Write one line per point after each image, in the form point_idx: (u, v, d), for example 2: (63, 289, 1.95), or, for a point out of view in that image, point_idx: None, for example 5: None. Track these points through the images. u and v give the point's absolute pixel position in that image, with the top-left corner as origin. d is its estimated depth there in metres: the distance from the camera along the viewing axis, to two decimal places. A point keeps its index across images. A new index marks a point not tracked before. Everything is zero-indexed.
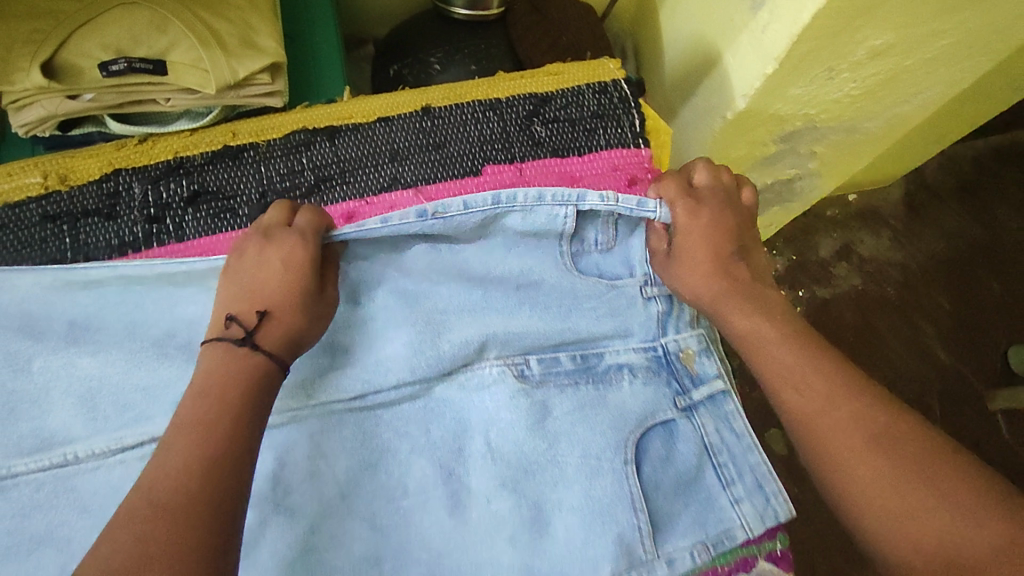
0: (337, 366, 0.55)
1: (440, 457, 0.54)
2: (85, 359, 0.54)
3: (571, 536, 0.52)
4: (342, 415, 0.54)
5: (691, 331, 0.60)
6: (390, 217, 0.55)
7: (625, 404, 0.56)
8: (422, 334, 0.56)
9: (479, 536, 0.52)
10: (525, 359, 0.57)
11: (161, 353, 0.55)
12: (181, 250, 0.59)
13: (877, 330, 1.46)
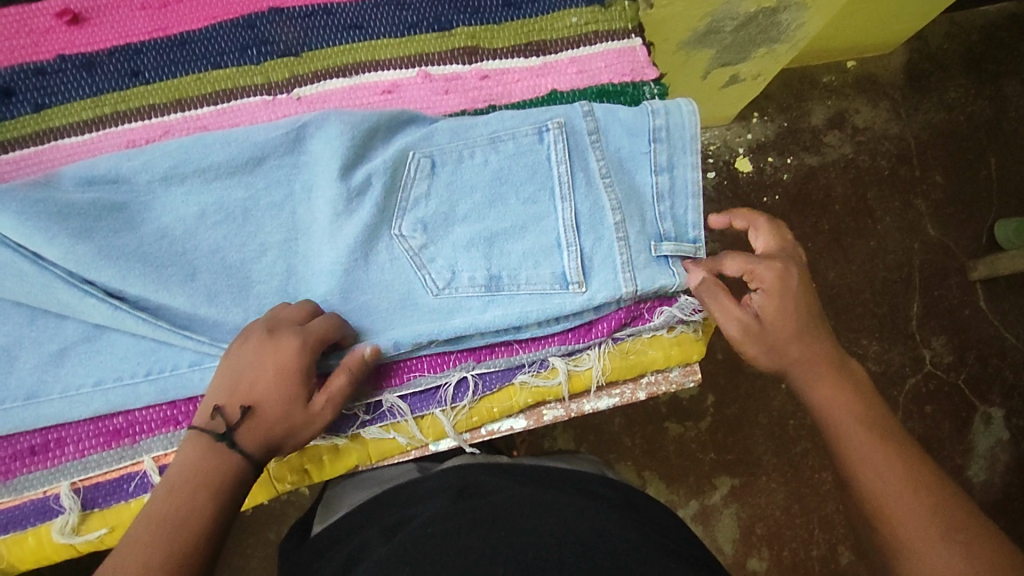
0: (272, 158, 0.51)
1: (392, 233, 0.52)
2: (21, 194, 0.48)
3: (513, 307, 0.51)
4: (280, 199, 0.51)
5: (666, 134, 0.53)
6: (402, 342, 0.50)
7: (586, 197, 0.52)
8: (365, 140, 0.51)
9: (429, 310, 0.51)
10: (476, 150, 0.52)
11: (109, 196, 0.49)
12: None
13: (868, 206, 1.29)
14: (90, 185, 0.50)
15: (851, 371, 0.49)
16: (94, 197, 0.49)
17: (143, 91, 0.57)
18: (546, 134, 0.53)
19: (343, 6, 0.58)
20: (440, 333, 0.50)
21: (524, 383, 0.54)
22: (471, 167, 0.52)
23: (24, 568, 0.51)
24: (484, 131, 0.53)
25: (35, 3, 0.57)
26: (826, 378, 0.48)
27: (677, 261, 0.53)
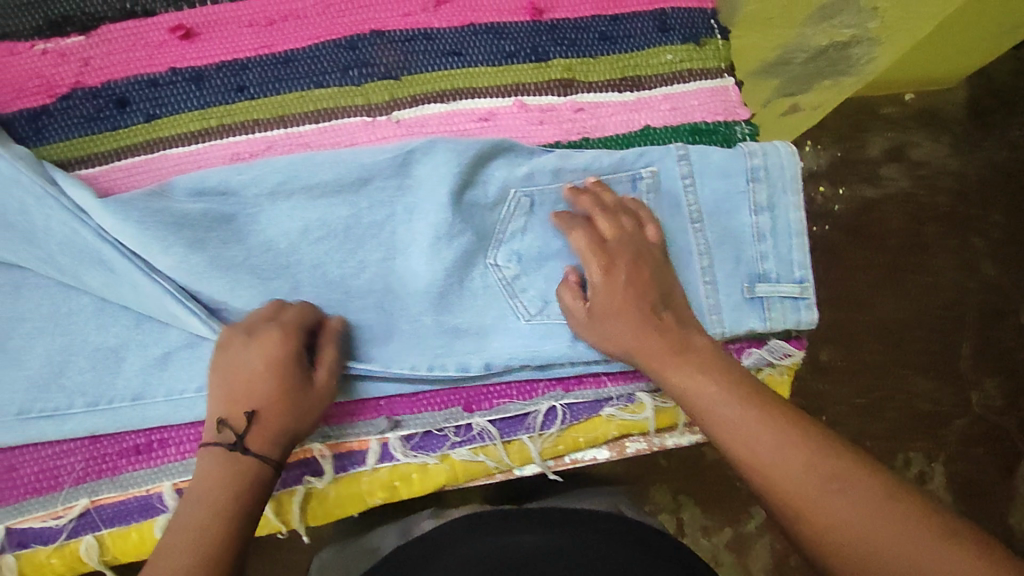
0: (371, 179, 0.52)
1: (486, 259, 0.54)
2: (140, 204, 0.50)
3: None
4: (381, 221, 0.53)
5: (763, 178, 0.52)
6: (492, 361, 0.53)
7: (677, 237, 0.53)
8: (462, 170, 0.52)
9: (518, 334, 0.53)
10: (573, 186, 0.53)
11: (221, 208, 0.51)
12: (232, 10, 0.59)
13: (922, 241, 1.27)
14: (201, 195, 0.51)
15: (699, 346, 0.48)
16: (200, 211, 0.51)
17: (247, 106, 0.58)
18: (639, 182, 0.53)
19: (443, 33, 0.60)
20: (532, 360, 0.53)
21: (611, 416, 0.55)
22: (567, 208, 0.54)
23: (127, 561, 0.53)
24: (581, 168, 0.53)
25: (150, 17, 0.59)
26: (682, 361, 0.47)
27: (775, 303, 0.52)
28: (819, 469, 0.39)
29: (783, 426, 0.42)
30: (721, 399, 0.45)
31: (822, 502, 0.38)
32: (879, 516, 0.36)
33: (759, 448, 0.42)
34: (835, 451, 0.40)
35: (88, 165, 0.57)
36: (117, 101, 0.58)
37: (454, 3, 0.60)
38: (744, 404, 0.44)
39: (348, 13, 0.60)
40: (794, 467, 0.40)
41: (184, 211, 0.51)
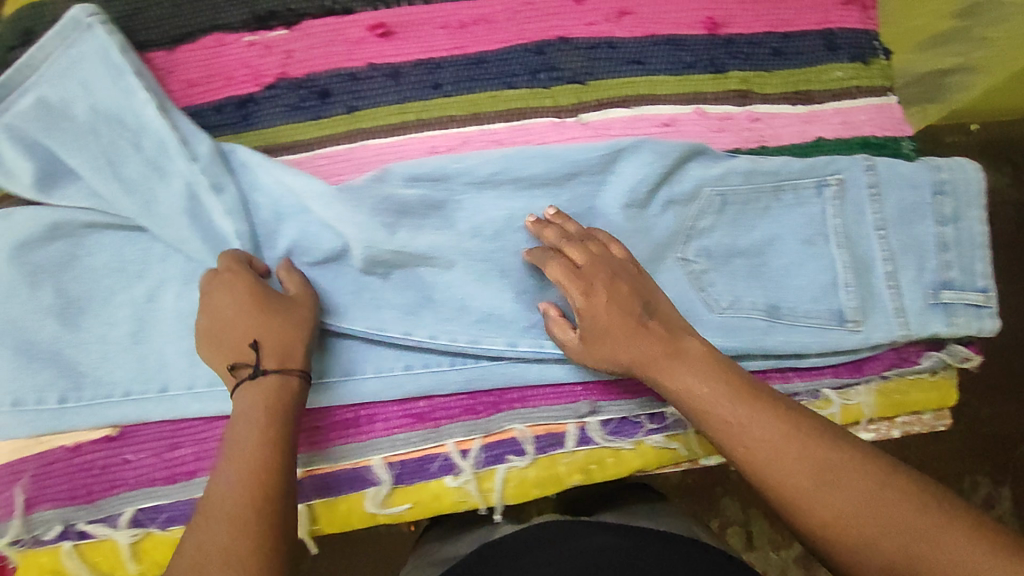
0: (576, 174, 0.55)
1: (676, 253, 0.57)
2: (367, 190, 0.54)
3: (792, 338, 0.55)
4: (583, 214, 0.56)
5: (947, 194, 0.56)
6: None
7: (862, 243, 0.56)
8: (661, 169, 0.55)
9: (711, 328, 0.55)
10: (767, 192, 0.57)
11: (438, 195, 0.54)
12: (427, 12, 0.62)
13: None
14: (419, 180, 0.54)
15: (695, 349, 0.49)
16: (418, 196, 0.54)
17: (444, 102, 0.60)
18: (825, 189, 0.57)
19: (625, 42, 0.63)
20: (726, 348, 0.54)
21: None
22: (756, 209, 0.57)
23: (332, 530, 0.54)
24: (773, 175, 0.57)
25: (349, 15, 0.62)
26: (677, 367, 0.48)
27: (962, 309, 0.55)
28: (814, 461, 0.42)
29: (774, 419, 0.44)
30: (711, 398, 0.46)
31: (816, 493, 0.41)
32: (867, 501, 0.40)
33: (750, 442, 0.44)
34: (820, 443, 0.43)
35: (292, 151, 0.59)
36: (319, 92, 0.60)
37: (636, 14, 0.64)
38: (740, 401, 0.45)
39: (536, 20, 0.63)
40: (784, 460, 0.42)
41: (406, 199, 0.54)
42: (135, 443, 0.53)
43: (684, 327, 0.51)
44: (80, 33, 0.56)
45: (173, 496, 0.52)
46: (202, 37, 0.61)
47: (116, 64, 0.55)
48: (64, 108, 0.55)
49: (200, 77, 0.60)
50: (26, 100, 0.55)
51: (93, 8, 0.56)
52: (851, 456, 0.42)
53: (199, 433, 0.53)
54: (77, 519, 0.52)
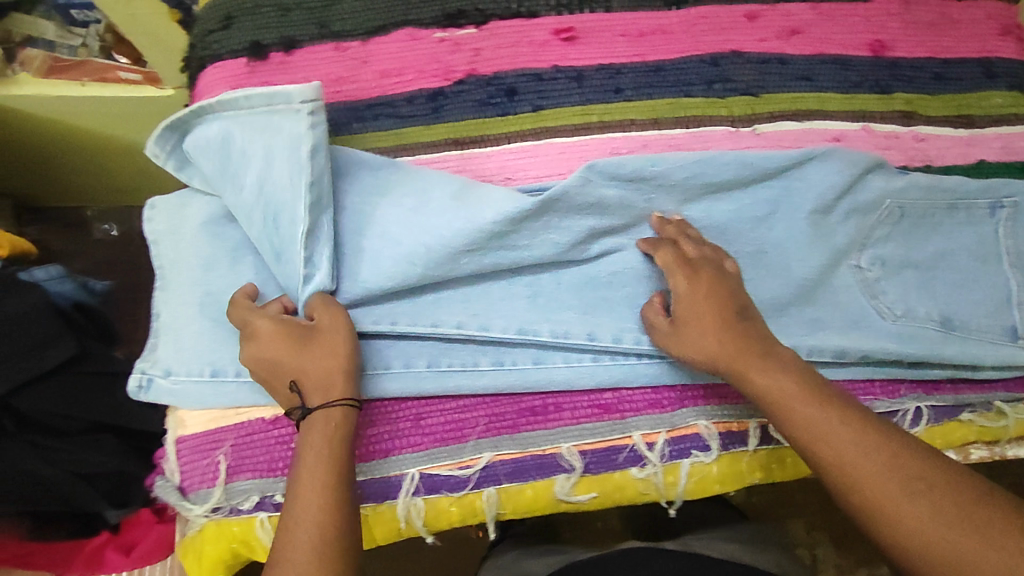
0: (761, 179, 0.57)
1: (852, 261, 0.59)
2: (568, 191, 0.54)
3: (971, 350, 0.57)
4: (767, 219, 0.58)
5: None
6: (867, 351, 0.56)
7: None
8: (846, 181, 0.58)
9: (889, 334, 0.57)
10: (945, 208, 0.60)
11: (637, 191, 0.56)
12: (608, 19, 0.65)
13: None
14: (614, 176, 0.55)
15: (783, 355, 0.50)
16: (613, 193, 0.55)
17: (625, 106, 0.63)
18: (999, 210, 0.60)
19: (795, 59, 0.66)
20: (906, 353, 0.56)
21: (971, 421, 0.58)
22: (933, 225, 0.60)
23: (519, 516, 0.55)
24: (950, 194, 0.59)
25: (534, 18, 0.64)
26: (763, 365, 0.49)
27: None
28: (902, 472, 0.43)
29: (862, 425, 0.45)
30: (799, 397, 0.47)
31: (901, 502, 0.42)
32: (952, 514, 0.42)
33: (834, 445, 0.45)
34: (904, 453, 0.44)
35: (479, 145, 0.61)
36: (506, 90, 0.62)
37: (805, 34, 0.66)
38: (831, 405, 0.46)
39: (711, 33, 0.66)
40: (869, 466, 0.44)
41: (603, 195, 0.55)
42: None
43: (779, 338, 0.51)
44: (286, 109, 0.52)
45: (368, 475, 0.53)
46: (394, 31, 0.62)
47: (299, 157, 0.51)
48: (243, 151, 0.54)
49: (393, 68, 0.62)
50: (213, 130, 0.54)
51: (308, 90, 0.51)
52: (942, 470, 0.44)
53: (393, 412, 0.54)
54: (275, 492, 0.52)
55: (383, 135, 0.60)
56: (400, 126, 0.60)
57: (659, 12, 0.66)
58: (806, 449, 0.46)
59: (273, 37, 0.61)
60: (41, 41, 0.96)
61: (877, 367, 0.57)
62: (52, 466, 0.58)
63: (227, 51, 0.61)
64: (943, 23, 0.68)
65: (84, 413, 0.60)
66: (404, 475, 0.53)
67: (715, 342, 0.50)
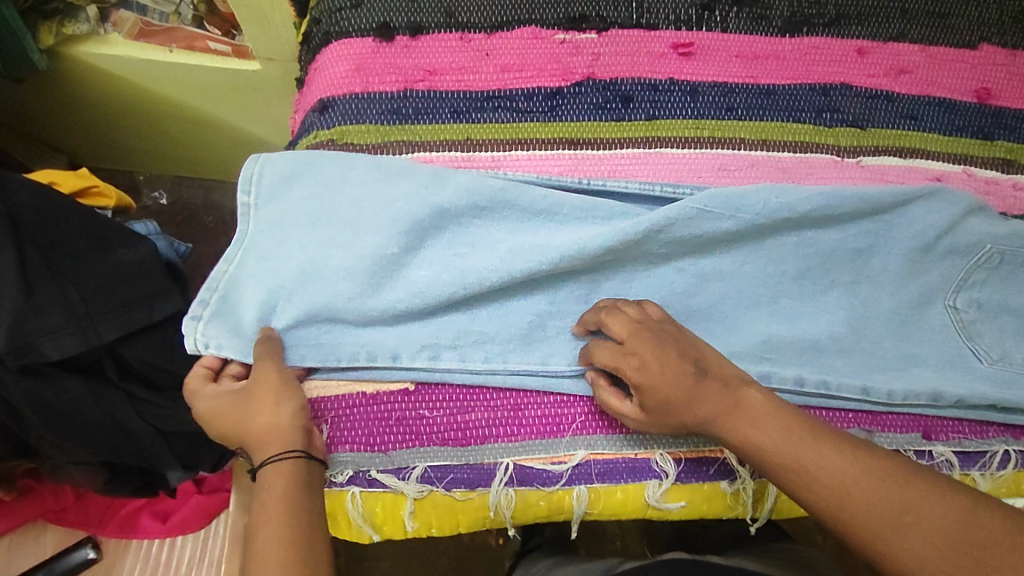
0: (866, 214, 0.58)
1: (948, 300, 0.60)
2: (698, 215, 0.54)
3: None
4: (868, 251, 0.59)
5: None
6: (966, 394, 0.56)
7: None
8: (946, 220, 0.58)
9: (984, 376, 0.58)
10: None
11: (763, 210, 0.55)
12: (724, 39, 0.66)
13: None
14: (737, 212, 0.54)
15: (754, 401, 0.48)
16: (730, 227, 0.55)
17: (735, 124, 0.64)
18: None
19: (902, 97, 0.67)
20: (1004, 399, 0.56)
21: None
22: None
23: (602, 518, 0.54)
24: None
25: (653, 31, 0.65)
26: (741, 420, 0.47)
27: None
28: (889, 505, 0.43)
29: (842, 461, 0.45)
30: (778, 448, 0.46)
31: (893, 537, 0.42)
32: (942, 539, 0.42)
33: (820, 489, 0.44)
34: (887, 483, 0.44)
35: (592, 147, 0.61)
36: (622, 97, 0.63)
37: (913, 74, 0.68)
38: (806, 445, 0.45)
39: (822, 64, 0.67)
40: (858, 505, 0.43)
41: (732, 211, 0.55)
42: (427, 402, 0.52)
43: (740, 377, 0.49)
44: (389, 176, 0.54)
45: (460, 460, 0.51)
46: (518, 28, 0.63)
47: (396, 213, 0.52)
48: (343, 182, 0.54)
49: (515, 64, 0.62)
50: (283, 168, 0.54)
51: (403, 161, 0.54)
52: (925, 493, 0.44)
53: (492, 400, 0.52)
54: (369, 466, 0.50)
55: (501, 127, 0.60)
56: (519, 120, 0.61)
57: (773, 38, 0.67)
58: (798, 492, 0.45)
59: (401, 21, 0.61)
60: (134, 5, 0.91)
61: (969, 408, 0.57)
62: (141, 419, 0.63)
63: (355, 29, 0.61)
64: None
65: (174, 371, 0.64)
66: (497, 465, 0.51)
67: (687, 397, 0.47)
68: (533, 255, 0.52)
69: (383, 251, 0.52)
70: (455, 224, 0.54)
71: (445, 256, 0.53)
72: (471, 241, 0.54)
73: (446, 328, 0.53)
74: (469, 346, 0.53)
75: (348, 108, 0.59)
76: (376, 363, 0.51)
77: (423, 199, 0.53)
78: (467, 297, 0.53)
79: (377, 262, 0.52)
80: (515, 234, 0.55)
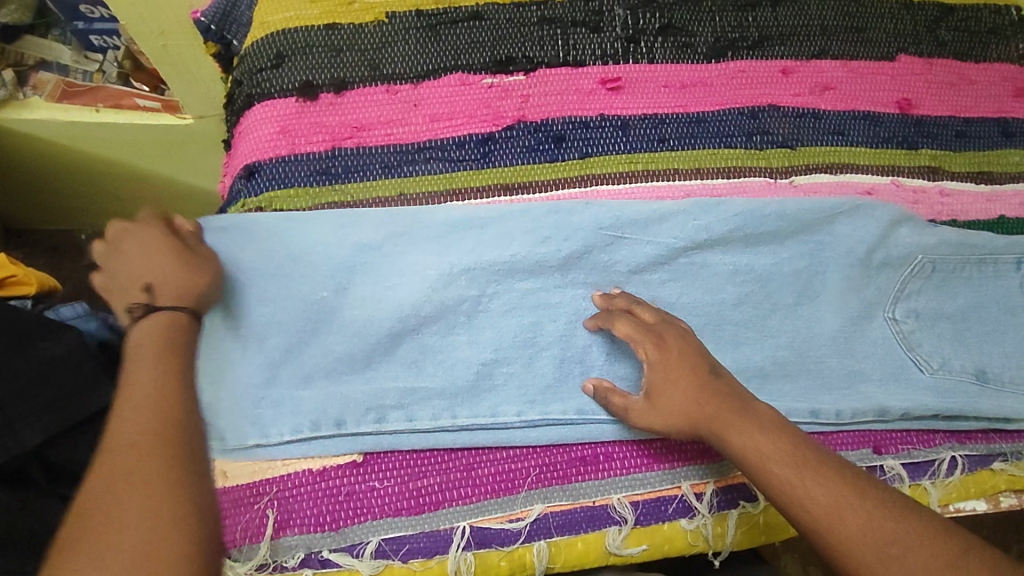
0: (795, 233, 0.59)
1: (886, 312, 0.61)
2: (618, 243, 0.57)
3: (1004, 402, 0.59)
4: (805, 273, 0.60)
5: None
6: (907, 405, 0.58)
7: None
8: (873, 238, 0.60)
9: (926, 386, 0.59)
10: (973, 264, 0.62)
11: (677, 219, 0.58)
12: (651, 70, 0.66)
13: None
14: (653, 236, 0.57)
15: (762, 413, 0.50)
16: (652, 252, 0.57)
17: (668, 155, 0.64)
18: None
19: (828, 113, 0.68)
20: (944, 408, 0.58)
21: (1001, 469, 0.60)
22: (961, 281, 0.62)
23: (567, 570, 0.53)
24: (978, 251, 0.62)
25: (580, 67, 0.65)
26: (745, 420, 0.49)
27: None
28: (877, 535, 0.44)
29: (838, 486, 0.46)
30: (776, 458, 0.47)
31: (876, 567, 0.43)
32: None
33: (812, 506, 0.45)
34: (878, 515, 0.45)
35: (527, 190, 0.61)
36: (555, 137, 0.62)
37: (837, 89, 0.69)
38: (802, 463, 0.47)
39: (749, 87, 0.68)
40: (847, 529, 0.44)
41: (643, 224, 0.57)
42: (377, 472, 0.51)
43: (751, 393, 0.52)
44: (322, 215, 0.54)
45: (416, 529, 0.50)
46: (445, 75, 0.62)
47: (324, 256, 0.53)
48: (252, 238, 0.53)
49: (443, 112, 0.61)
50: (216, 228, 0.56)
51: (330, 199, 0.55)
52: (914, 528, 0.44)
53: (444, 462, 0.52)
54: (320, 547, 0.49)
55: (435, 178, 0.60)
56: (452, 170, 0.60)
57: (700, 64, 0.67)
58: (786, 512, 0.46)
59: (324, 78, 0.60)
60: (55, 65, 0.89)
61: (916, 418, 0.58)
62: None
63: (277, 89, 0.60)
64: (963, 84, 0.72)
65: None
66: (454, 529, 0.50)
67: (695, 397, 0.50)
68: (461, 281, 0.54)
69: (312, 298, 0.53)
70: (379, 259, 0.54)
71: (375, 292, 0.53)
72: (399, 270, 0.54)
73: (390, 393, 0.52)
74: (416, 406, 0.52)
75: (275, 173, 0.58)
76: (321, 432, 0.51)
77: (342, 239, 0.54)
78: (403, 336, 0.53)
79: (311, 311, 0.53)
80: (441, 257, 0.54)
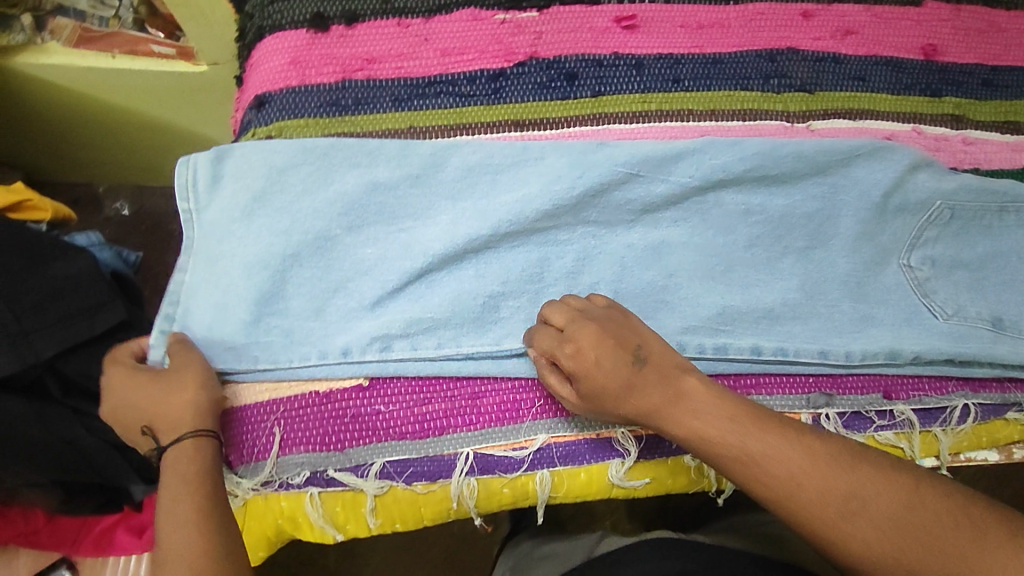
0: (811, 174, 0.58)
1: (901, 259, 0.60)
2: (635, 180, 0.55)
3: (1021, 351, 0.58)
4: (818, 216, 0.58)
5: None
6: (919, 351, 0.56)
7: None
8: (889, 183, 0.58)
9: (940, 333, 0.58)
10: (994, 212, 0.60)
11: (698, 161, 0.56)
12: (667, 10, 0.65)
13: None
14: (668, 175, 0.55)
15: (696, 391, 0.47)
16: (665, 190, 0.56)
17: (683, 96, 0.63)
18: None
19: (849, 58, 0.66)
20: (959, 354, 0.57)
21: (1015, 420, 0.59)
22: (981, 228, 0.61)
23: (567, 500, 0.54)
24: (1001, 199, 0.60)
25: (595, 5, 0.64)
26: (679, 413, 0.47)
27: None
28: (836, 491, 0.43)
29: (788, 453, 0.44)
30: (723, 444, 0.45)
31: (840, 523, 0.42)
32: (891, 526, 0.42)
33: (769, 481, 0.44)
34: (836, 470, 0.44)
35: (537, 127, 0.60)
36: (567, 75, 0.61)
37: (860, 34, 0.67)
38: (752, 439, 0.45)
39: (768, 29, 0.66)
40: (804, 493, 0.43)
41: (661, 162, 0.55)
42: (381, 397, 0.51)
43: (682, 366, 0.48)
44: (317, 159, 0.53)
45: (420, 453, 0.51)
46: (456, 10, 0.61)
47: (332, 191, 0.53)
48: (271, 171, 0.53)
49: (454, 46, 0.61)
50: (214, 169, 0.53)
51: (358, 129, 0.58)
52: (869, 476, 0.44)
53: (449, 390, 0.52)
54: (327, 465, 0.50)
55: (444, 112, 0.60)
56: (461, 104, 0.60)
57: (717, 5, 0.66)
58: (745, 486, 0.45)
59: (336, 9, 0.60)
60: (71, 10, 0.88)
61: (929, 364, 0.57)
62: (90, 434, 0.65)
63: (289, 21, 0.59)
64: (992, 31, 0.70)
65: None
66: (458, 454, 0.51)
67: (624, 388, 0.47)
68: (474, 220, 0.53)
69: (324, 234, 0.52)
70: (390, 196, 0.54)
71: (388, 233, 0.53)
72: (410, 209, 0.54)
73: (398, 318, 0.52)
74: (421, 334, 0.52)
75: (284, 103, 0.58)
76: (328, 360, 0.51)
77: (355, 176, 0.53)
78: (416, 274, 0.53)
79: (322, 244, 0.52)
80: (453, 201, 0.54)
